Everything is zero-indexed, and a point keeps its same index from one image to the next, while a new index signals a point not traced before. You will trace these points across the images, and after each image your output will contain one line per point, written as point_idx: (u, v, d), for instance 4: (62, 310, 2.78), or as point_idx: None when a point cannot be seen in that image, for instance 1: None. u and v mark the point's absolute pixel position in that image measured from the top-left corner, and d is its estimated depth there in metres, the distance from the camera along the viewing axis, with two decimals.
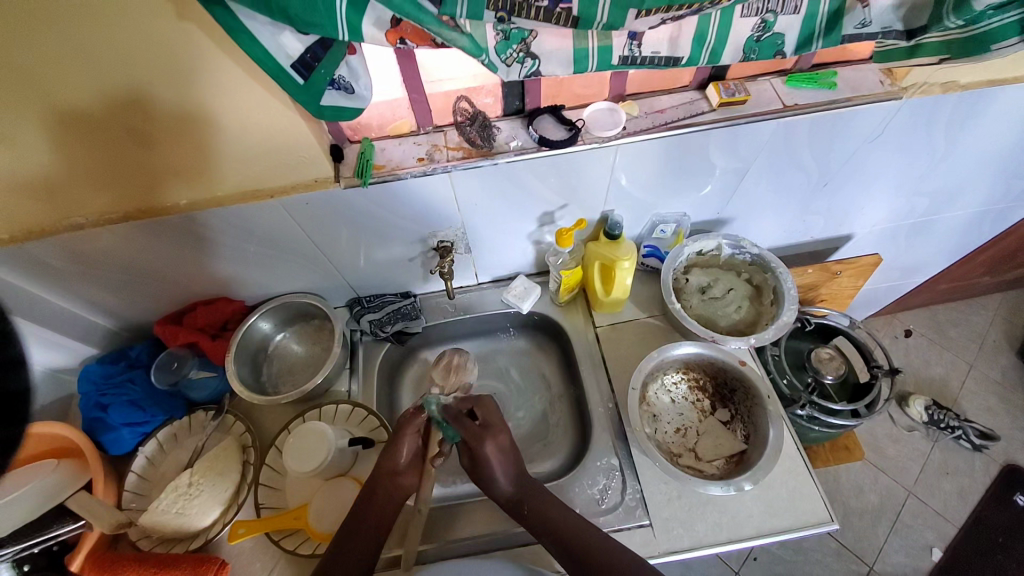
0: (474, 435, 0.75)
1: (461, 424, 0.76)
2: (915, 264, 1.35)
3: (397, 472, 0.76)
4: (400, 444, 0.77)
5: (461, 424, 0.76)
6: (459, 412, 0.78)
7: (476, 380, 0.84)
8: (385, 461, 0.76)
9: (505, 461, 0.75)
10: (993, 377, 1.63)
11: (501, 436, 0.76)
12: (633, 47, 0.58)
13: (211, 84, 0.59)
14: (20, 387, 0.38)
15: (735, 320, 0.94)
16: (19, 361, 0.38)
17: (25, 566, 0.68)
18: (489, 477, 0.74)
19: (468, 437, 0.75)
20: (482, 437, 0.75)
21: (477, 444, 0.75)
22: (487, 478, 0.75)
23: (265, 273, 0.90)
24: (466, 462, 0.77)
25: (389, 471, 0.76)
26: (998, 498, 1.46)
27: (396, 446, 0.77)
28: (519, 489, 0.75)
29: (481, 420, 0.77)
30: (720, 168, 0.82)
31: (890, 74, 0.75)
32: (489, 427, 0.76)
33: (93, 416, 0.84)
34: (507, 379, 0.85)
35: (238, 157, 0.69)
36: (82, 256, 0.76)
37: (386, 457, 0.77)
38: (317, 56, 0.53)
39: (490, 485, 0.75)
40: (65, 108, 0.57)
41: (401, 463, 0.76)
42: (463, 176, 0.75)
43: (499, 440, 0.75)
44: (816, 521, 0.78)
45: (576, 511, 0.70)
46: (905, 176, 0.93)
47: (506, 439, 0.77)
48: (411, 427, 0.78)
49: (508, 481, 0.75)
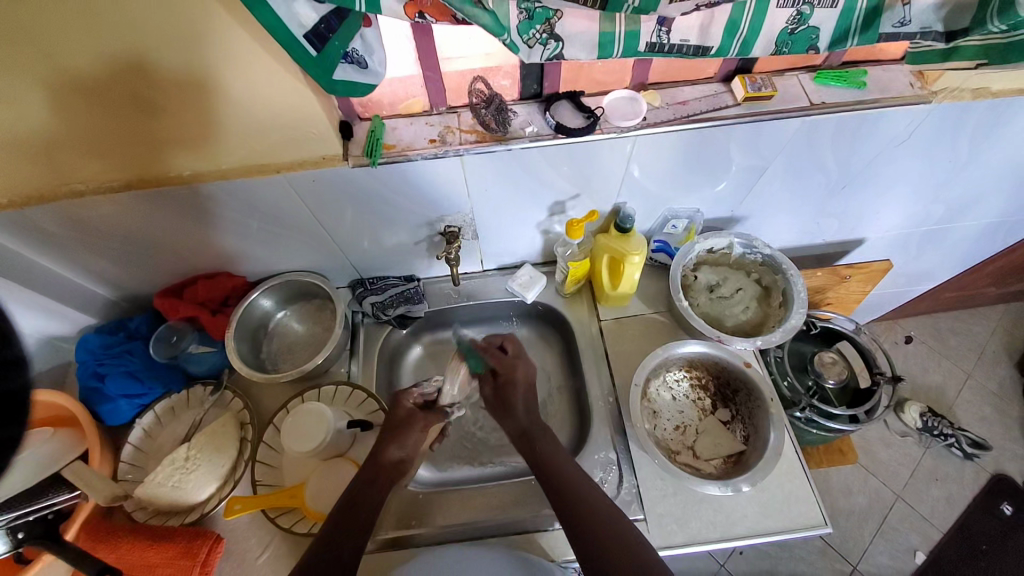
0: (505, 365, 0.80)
1: (492, 357, 0.81)
2: (924, 272, 1.33)
3: (400, 463, 0.76)
4: (411, 431, 0.78)
5: (489, 354, 0.81)
6: (487, 346, 0.82)
7: (476, 357, 0.81)
8: (389, 449, 0.76)
9: (527, 391, 0.80)
10: (989, 388, 1.64)
11: (525, 369, 0.80)
12: (662, 34, 0.55)
13: (219, 51, 0.56)
14: (21, 384, 0.38)
15: (741, 321, 0.93)
16: (19, 360, 0.38)
17: (20, 534, 0.64)
18: (510, 401, 0.78)
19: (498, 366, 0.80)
20: (511, 369, 0.80)
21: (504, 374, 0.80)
22: (507, 401, 0.78)
23: (265, 250, 0.88)
24: (489, 394, 0.80)
25: (392, 461, 0.76)
26: (984, 506, 1.48)
27: (406, 436, 0.77)
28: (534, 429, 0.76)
29: (511, 352, 0.82)
30: (738, 164, 0.80)
31: (921, 76, 0.73)
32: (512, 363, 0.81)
33: (91, 386, 0.84)
34: (509, 352, 0.82)
35: (243, 129, 0.66)
36: (83, 223, 0.74)
37: (392, 443, 0.76)
38: (332, 27, 0.50)
39: (507, 418, 0.77)
40: (66, 67, 0.55)
41: (405, 452, 0.77)
42: (476, 160, 0.73)
43: (526, 369, 0.81)
44: (810, 524, 0.78)
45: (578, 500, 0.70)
46: (924, 183, 0.91)
47: (530, 373, 0.82)
48: (426, 422, 0.80)
49: (526, 415, 0.77)
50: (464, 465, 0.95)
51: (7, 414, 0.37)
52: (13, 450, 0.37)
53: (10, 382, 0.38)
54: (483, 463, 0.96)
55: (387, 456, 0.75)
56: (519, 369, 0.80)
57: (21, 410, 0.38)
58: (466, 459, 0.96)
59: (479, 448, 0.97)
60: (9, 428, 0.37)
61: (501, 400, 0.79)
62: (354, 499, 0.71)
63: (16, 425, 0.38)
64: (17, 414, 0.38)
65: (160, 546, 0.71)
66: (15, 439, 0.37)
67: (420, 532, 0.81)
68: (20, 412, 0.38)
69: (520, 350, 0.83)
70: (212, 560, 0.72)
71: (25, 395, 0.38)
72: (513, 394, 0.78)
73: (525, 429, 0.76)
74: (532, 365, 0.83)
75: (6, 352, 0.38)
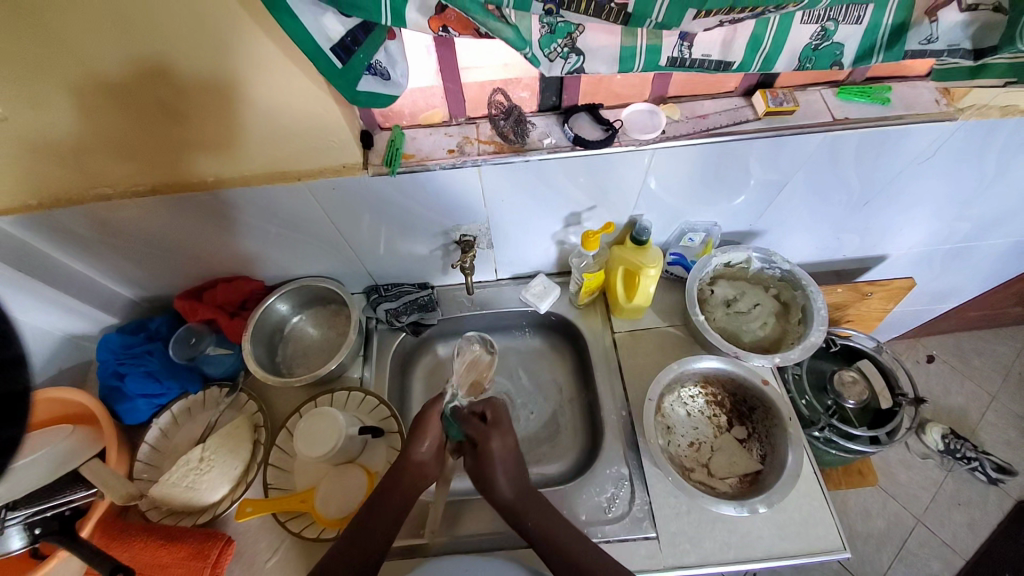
0: (479, 434, 0.78)
1: (471, 427, 0.79)
2: (947, 290, 1.30)
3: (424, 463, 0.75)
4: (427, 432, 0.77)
5: (470, 424, 0.79)
6: (468, 413, 0.80)
7: (456, 426, 0.80)
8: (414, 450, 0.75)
9: (505, 464, 0.76)
10: (1016, 411, 1.58)
11: (500, 443, 0.77)
12: (683, 49, 0.55)
13: (244, 61, 0.58)
14: (22, 386, 0.39)
15: (759, 337, 0.91)
16: (20, 360, 0.39)
17: (37, 530, 0.68)
18: (489, 481, 0.75)
19: (476, 436, 0.78)
20: (484, 437, 0.77)
21: (478, 441, 0.77)
22: (488, 483, 0.75)
23: (283, 255, 0.90)
24: (467, 462, 0.78)
25: (416, 460, 0.75)
26: (1011, 535, 1.42)
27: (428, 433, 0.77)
28: (521, 499, 0.74)
29: (490, 419, 0.80)
30: (757, 178, 0.79)
31: (948, 93, 0.71)
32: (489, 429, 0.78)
33: (111, 384, 0.86)
34: (488, 421, 0.79)
35: (267, 137, 0.68)
36: (109, 224, 0.76)
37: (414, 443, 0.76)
38: (358, 40, 0.51)
39: (488, 489, 0.74)
40: (103, 73, 0.57)
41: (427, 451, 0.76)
42: (493, 170, 0.73)
43: (505, 438, 0.78)
44: (827, 548, 0.76)
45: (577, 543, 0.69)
46: (948, 201, 0.89)
47: (510, 446, 0.78)
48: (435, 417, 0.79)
49: (511, 485, 0.75)
50: None
51: (8, 413, 0.38)
52: (14, 449, 0.38)
53: (10, 381, 0.39)
54: None
55: (415, 454, 0.75)
56: (496, 438, 0.77)
57: (23, 409, 0.39)
58: None
59: None
60: (11, 426, 0.38)
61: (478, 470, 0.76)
62: (379, 500, 0.72)
63: (17, 425, 0.39)
64: (16, 414, 0.39)
65: (173, 545, 0.72)
66: (15, 440, 0.38)
67: (430, 542, 0.80)
68: (19, 411, 0.39)
69: (501, 416, 0.81)
70: (223, 561, 0.72)
71: (27, 394, 0.40)
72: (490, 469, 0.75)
73: (517, 458, 0.78)
74: (512, 436, 0.79)
75: (6, 353, 0.39)
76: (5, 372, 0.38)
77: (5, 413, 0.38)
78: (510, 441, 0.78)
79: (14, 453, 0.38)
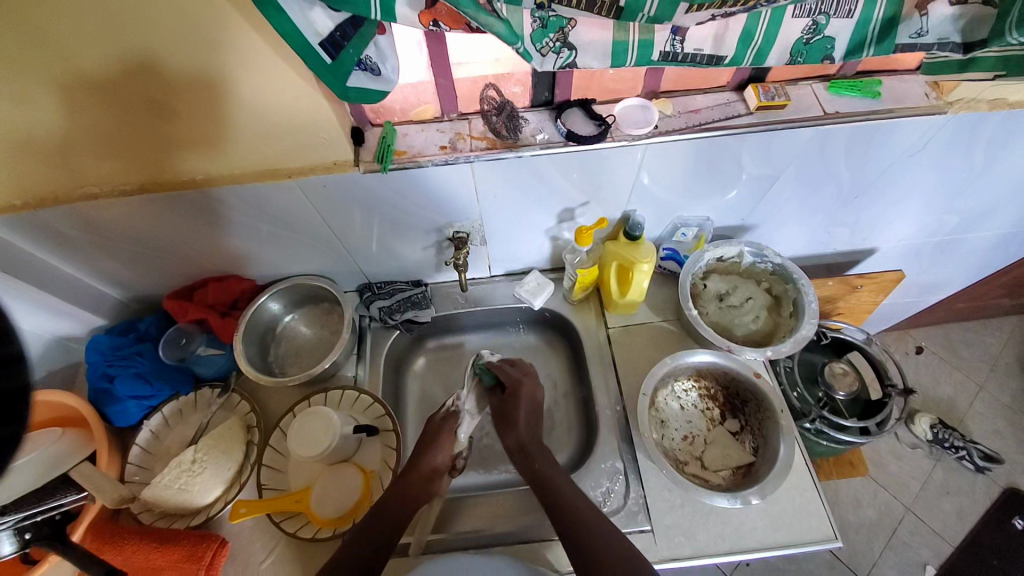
0: (509, 381, 0.83)
1: (502, 373, 0.84)
2: (935, 282, 1.32)
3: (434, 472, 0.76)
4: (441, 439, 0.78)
5: (501, 369, 0.85)
6: (500, 362, 0.86)
7: (490, 373, 0.85)
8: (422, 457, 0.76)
9: (529, 412, 0.81)
10: (1002, 400, 1.61)
11: (530, 390, 0.82)
12: (675, 43, 0.55)
13: (231, 56, 0.57)
14: (22, 384, 0.39)
15: (752, 330, 0.91)
16: (20, 356, 0.39)
17: (27, 534, 0.65)
18: (511, 417, 0.79)
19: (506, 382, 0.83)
20: (515, 384, 0.82)
21: (510, 389, 0.82)
22: (508, 416, 0.80)
23: (275, 253, 0.89)
24: (495, 405, 0.83)
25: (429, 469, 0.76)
26: (997, 522, 1.45)
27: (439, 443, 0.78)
28: (532, 445, 0.77)
29: (518, 369, 0.85)
30: (749, 173, 0.79)
31: (936, 87, 0.71)
32: (516, 379, 0.83)
33: (100, 386, 0.85)
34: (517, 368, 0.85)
35: (255, 134, 0.67)
36: (95, 224, 0.75)
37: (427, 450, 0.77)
38: (347, 36, 0.51)
39: (508, 429, 0.79)
40: (86, 69, 0.55)
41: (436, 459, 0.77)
42: (486, 167, 0.73)
43: (530, 401, 0.81)
44: (820, 538, 0.77)
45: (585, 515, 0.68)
46: (936, 194, 0.90)
47: (536, 396, 0.82)
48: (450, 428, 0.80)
49: (526, 431, 0.79)
50: (471, 471, 0.95)
51: (8, 413, 0.38)
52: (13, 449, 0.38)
53: (9, 381, 0.38)
54: (489, 471, 0.95)
55: (421, 461, 0.76)
56: (525, 387, 0.82)
57: (22, 408, 0.38)
58: (472, 465, 0.95)
59: (485, 455, 0.96)
60: (8, 426, 0.37)
61: (505, 412, 0.81)
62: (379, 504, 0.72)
63: (16, 424, 0.38)
64: (16, 415, 0.38)
65: (166, 548, 0.71)
66: (16, 437, 0.38)
67: (416, 542, 0.78)
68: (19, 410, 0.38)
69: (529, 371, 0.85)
70: (217, 563, 0.71)
71: (28, 392, 0.39)
72: (515, 410, 0.80)
73: (523, 444, 0.78)
74: (541, 393, 0.84)
75: (4, 350, 0.38)
76: (4, 371, 0.37)
77: (5, 414, 0.37)
78: (539, 396, 0.83)
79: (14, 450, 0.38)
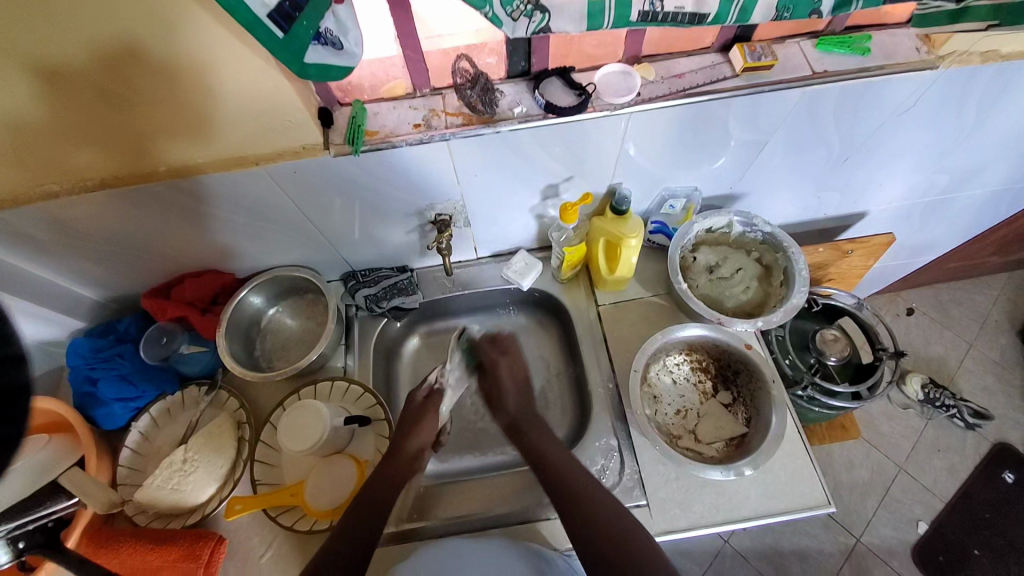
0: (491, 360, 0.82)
1: (483, 353, 0.83)
2: (927, 243, 1.31)
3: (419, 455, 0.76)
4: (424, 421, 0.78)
5: (483, 351, 0.83)
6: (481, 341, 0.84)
7: (472, 354, 0.84)
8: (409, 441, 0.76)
9: (515, 385, 0.81)
10: (991, 357, 1.63)
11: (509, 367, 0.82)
12: (655, 2, 0.52)
13: (181, 37, 0.52)
14: (21, 382, 0.38)
15: (743, 302, 0.90)
16: (20, 358, 0.38)
17: (20, 543, 0.63)
18: (496, 394, 0.80)
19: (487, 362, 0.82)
20: (496, 363, 0.82)
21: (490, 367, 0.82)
22: (494, 393, 0.80)
23: (252, 245, 0.86)
24: (478, 386, 0.84)
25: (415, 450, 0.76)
26: (986, 475, 1.49)
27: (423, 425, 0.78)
28: (521, 419, 0.78)
29: (501, 346, 0.84)
30: (736, 140, 0.77)
31: (927, 40, 0.69)
32: (499, 356, 0.82)
33: (85, 391, 0.83)
34: (500, 346, 0.84)
35: (218, 120, 0.63)
36: (62, 224, 0.72)
37: (410, 435, 0.77)
38: (298, 5, 0.46)
39: (497, 405, 0.80)
40: (24, 60, 0.51)
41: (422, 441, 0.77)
42: (463, 144, 0.70)
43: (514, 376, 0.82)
44: (813, 504, 0.77)
45: (589, 497, 0.67)
46: (928, 154, 0.88)
47: (519, 372, 0.82)
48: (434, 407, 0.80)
49: (516, 404, 0.80)
50: (467, 455, 0.94)
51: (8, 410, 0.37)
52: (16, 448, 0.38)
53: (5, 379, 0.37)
54: (485, 453, 0.95)
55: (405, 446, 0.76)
56: (505, 365, 0.82)
57: (21, 408, 0.38)
58: (467, 449, 0.95)
59: (481, 439, 0.96)
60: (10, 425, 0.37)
61: (489, 389, 0.81)
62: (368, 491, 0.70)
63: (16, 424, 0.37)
64: (18, 413, 0.37)
65: (163, 548, 0.71)
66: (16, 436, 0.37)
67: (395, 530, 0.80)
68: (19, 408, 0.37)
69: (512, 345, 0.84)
70: (216, 560, 0.71)
71: (28, 391, 0.38)
72: (498, 385, 0.80)
73: (513, 422, 0.78)
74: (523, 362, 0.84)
75: (5, 351, 0.38)
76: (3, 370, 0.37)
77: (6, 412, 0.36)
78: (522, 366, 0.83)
79: (13, 451, 0.37)
